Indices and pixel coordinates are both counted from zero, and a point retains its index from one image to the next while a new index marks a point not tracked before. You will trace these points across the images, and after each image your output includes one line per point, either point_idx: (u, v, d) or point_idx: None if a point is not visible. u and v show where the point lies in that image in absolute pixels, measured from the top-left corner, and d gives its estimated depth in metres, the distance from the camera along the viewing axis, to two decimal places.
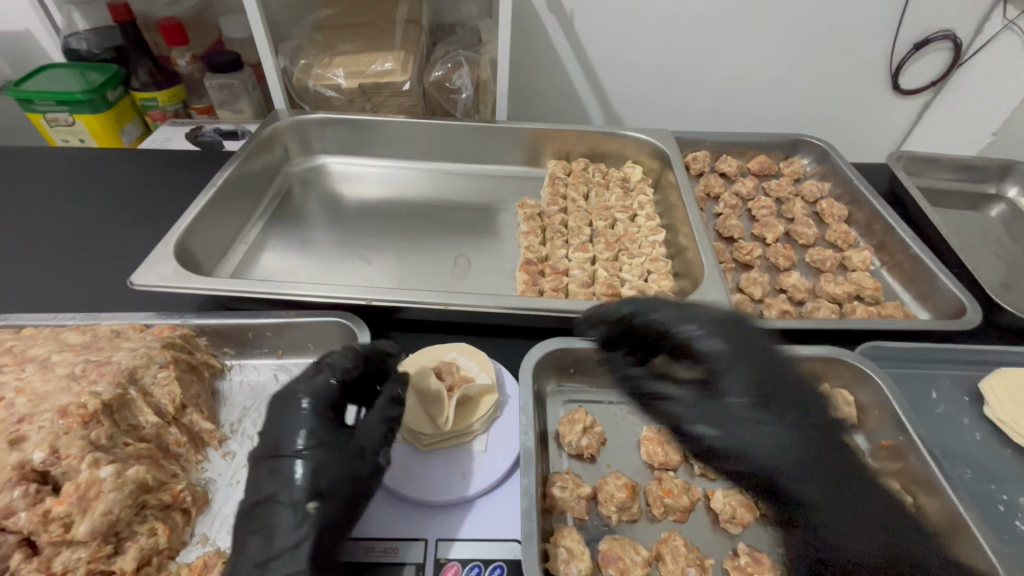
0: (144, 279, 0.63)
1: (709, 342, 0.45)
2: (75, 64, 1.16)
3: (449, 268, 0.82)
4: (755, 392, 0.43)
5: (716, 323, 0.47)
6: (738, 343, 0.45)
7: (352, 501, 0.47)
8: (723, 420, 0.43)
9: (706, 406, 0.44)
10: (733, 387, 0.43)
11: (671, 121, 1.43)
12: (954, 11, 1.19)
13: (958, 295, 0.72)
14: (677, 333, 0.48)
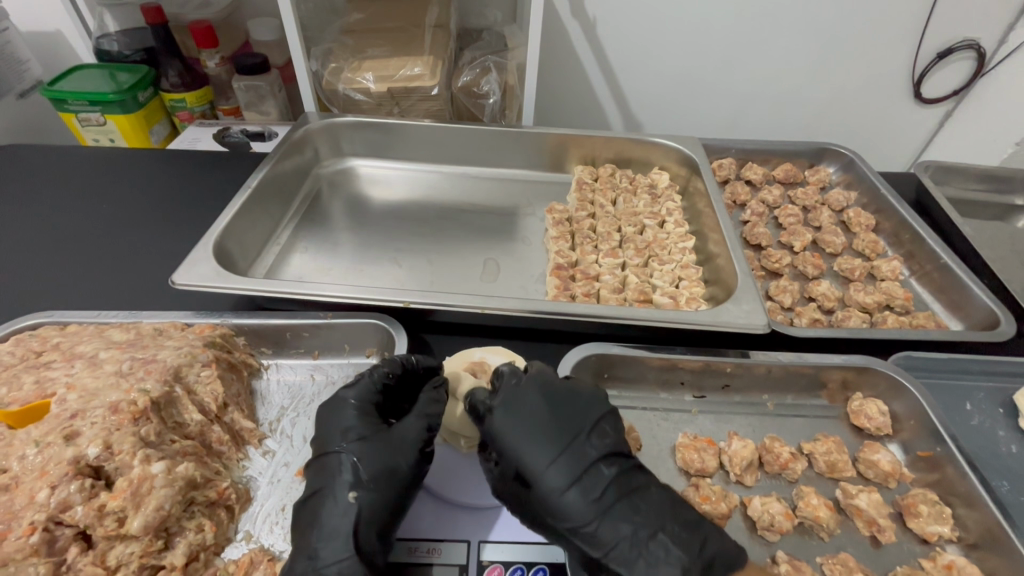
0: (185, 279, 0.65)
1: (509, 430, 0.49)
2: (105, 66, 1.18)
3: (478, 271, 0.83)
4: (559, 473, 0.47)
5: (521, 410, 0.50)
6: (534, 428, 0.49)
7: (394, 491, 0.48)
8: (534, 502, 0.48)
9: (518, 491, 0.49)
10: (539, 471, 0.48)
11: (692, 128, 1.44)
12: (979, 21, 1.18)
13: (990, 307, 0.72)
14: (486, 422, 0.51)
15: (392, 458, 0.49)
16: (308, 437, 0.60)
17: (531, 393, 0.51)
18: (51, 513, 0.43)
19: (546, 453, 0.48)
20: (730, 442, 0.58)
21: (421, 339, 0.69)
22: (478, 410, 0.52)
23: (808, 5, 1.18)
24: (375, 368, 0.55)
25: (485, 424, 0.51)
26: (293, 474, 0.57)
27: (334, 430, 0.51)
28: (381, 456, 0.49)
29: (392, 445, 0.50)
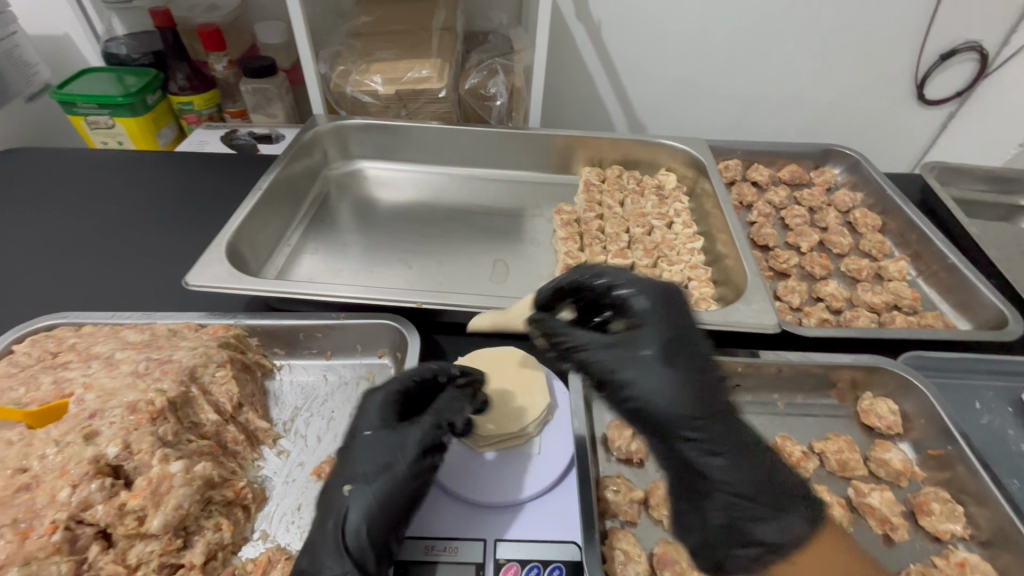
0: (199, 280, 0.65)
1: (643, 292, 0.48)
2: (114, 69, 1.18)
3: (488, 272, 0.83)
4: (681, 350, 0.45)
5: (672, 302, 0.48)
6: (668, 300, 0.48)
7: (392, 499, 0.47)
8: (640, 364, 0.44)
9: (624, 352, 0.46)
10: (657, 338, 0.45)
11: (696, 130, 1.44)
12: (981, 22, 1.19)
13: (998, 306, 0.72)
14: (609, 288, 0.50)
15: (395, 458, 0.48)
16: (323, 437, 0.60)
17: (679, 297, 0.48)
18: (72, 512, 0.44)
19: (673, 322, 0.46)
20: None
21: (432, 340, 0.69)
22: (594, 281, 0.51)
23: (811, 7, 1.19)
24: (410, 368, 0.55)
25: (609, 289, 0.50)
26: (308, 474, 0.57)
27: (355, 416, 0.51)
28: (390, 461, 0.48)
29: (399, 443, 0.49)
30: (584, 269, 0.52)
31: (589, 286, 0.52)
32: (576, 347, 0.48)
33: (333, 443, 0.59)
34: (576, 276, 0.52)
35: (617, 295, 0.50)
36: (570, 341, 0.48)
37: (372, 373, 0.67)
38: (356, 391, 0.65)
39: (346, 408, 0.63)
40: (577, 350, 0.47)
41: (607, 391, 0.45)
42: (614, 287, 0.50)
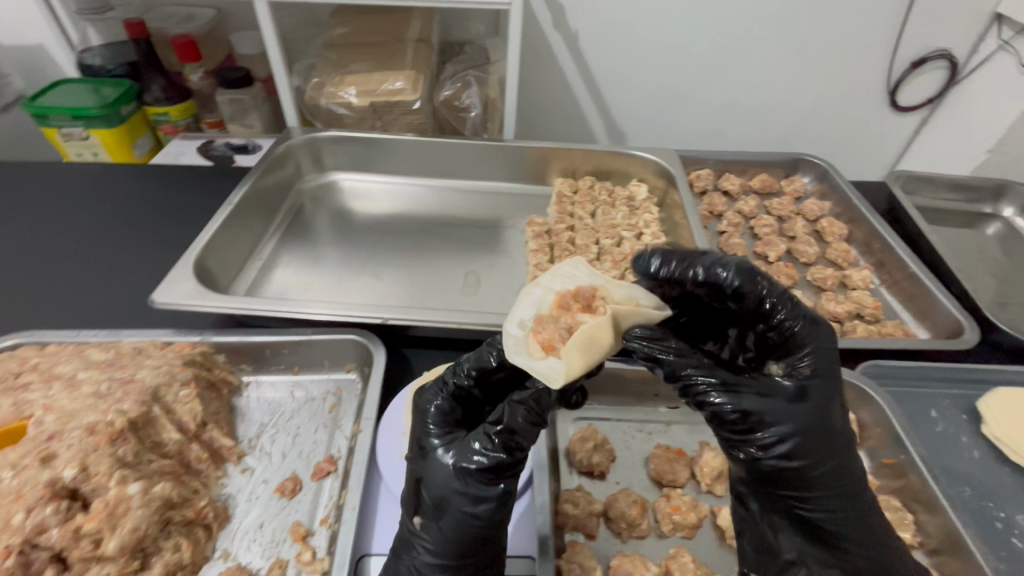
0: (165, 297, 0.65)
1: (810, 338, 0.44)
2: (89, 80, 1.17)
3: (459, 285, 0.84)
4: (828, 405, 0.43)
5: (820, 334, 0.45)
6: (829, 347, 0.44)
7: (458, 520, 0.46)
8: (788, 416, 0.43)
9: (770, 395, 0.43)
10: (811, 391, 0.43)
11: (677, 139, 1.46)
12: (949, 31, 1.22)
13: (956, 317, 0.74)
14: (773, 310, 0.44)
15: (445, 481, 0.47)
16: (288, 453, 0.60)
17: (824, 333, 0.45)
18: (27, 536, 0.44)
19: (827, 372, 0.44)
20: (701, 452, 0.60)
21: (400, 354, 0.70)
22: (756, 295, 0.44)
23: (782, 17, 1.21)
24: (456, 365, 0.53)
25: (773, 310, 0.44)
26: (272, 491, 0.57)
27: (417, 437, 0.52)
28: (443, 477, 0.47)
29: (444, 465, 0.47)
30: (754, 274, 0.44)
31: (748, 296, 0.44)
32: (718, 379, 0.43)
33: (298, 460, 0.60)
34: (739, 279, 0.44)
35: (780, 323, 0.44)
36: (707, 369, 0.43)
37: (339, 388, 0.67)
38: (323, 407, 0.65)
39: (311, 424, 0.63)
40: (717, 383, 0.43)
41: (732, 426, 0.43)
42: (781, 313, 0.44)
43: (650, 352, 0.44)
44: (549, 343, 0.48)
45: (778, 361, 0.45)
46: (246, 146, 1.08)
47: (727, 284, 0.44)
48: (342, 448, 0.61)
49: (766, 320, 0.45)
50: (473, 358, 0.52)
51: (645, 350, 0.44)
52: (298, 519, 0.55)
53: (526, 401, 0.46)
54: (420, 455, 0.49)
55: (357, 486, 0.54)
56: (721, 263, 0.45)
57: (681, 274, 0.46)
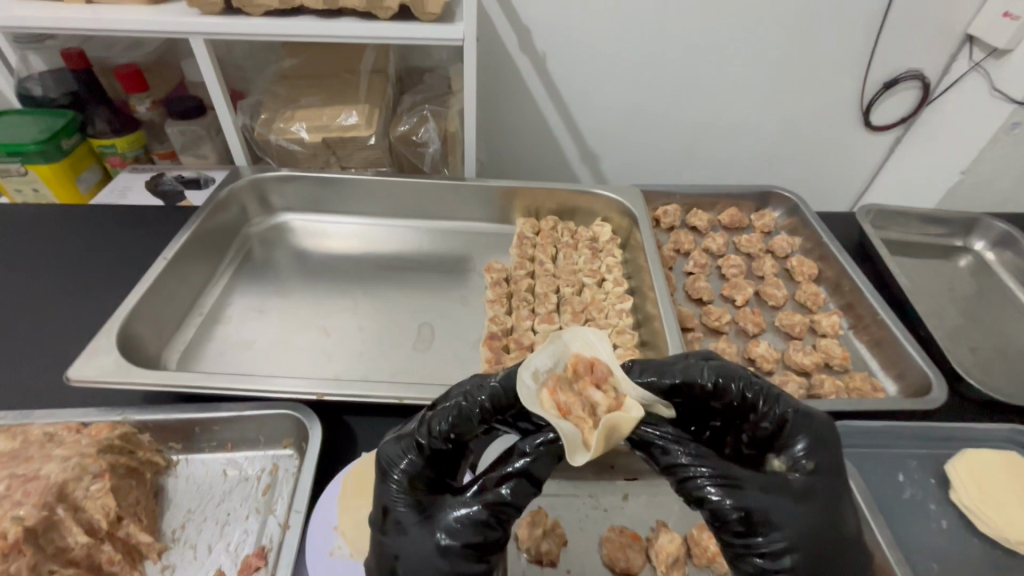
0: (80, 374, 0.61)
1: (805, 427, 0.42)
2: (31, 111, 1.05)
3: (412, 339, 0.80)
4: (836, 504, 0.40)
5: (818, 427, 0.43)
6: (831, 439, 0.42)
7: None
8: (792, 519, 0.38)
9: (775, 491, 0.39)
10: (817, 486, 0.40)
11: (646, 175, 1.36)
12: (922, 51, 1.16)
13: (923, 369, 0.72)
14: (759, 403, 0.43)
15: (429, 563, 0.39)
16: (214, 546, 0.56)
17: (822, 425, 0.43)
18: None
19: (830, 467, 0.41)
20: (657, 535, 0.56)
21: (341, 423, 0.65)
22: (735, 390, 0.43)
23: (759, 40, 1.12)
24: (426, 421, 0.44)
25: (758, 401, 0.43)
26: None
27: (383, 508, 0.43)
28: (423, 562, 0.40)
29: (426, 544, 0.40)
30: (727, 372, 0.44)
31: (728, 393, 0.43)
32: (717, 468, 0.39)
33: (224, 554, 0.56)
34: (716, 378, 0.43)
35: (769, 415, 0.43)
36: (706, 454, 0.39)
37: (276, 466, 0.63)
38: (256, 489, 0.61)
39: (242, 509, 0.59)
40: (717, 472, 0.38)
41: (734, 525, 0.38)
42: (765, 405, 0.43)
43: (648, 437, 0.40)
44: (567, 406, 0.39)
45: (777, 454, 0.42)
46: (195, 181, 1.03)
47: (706, 386, 0.43)
48: (273, 537, 0.57)
49: (754, 415, 0.43)
50: (452, 414, 0.43)
51: (647, 435, 0.40)
52: None
53: (527, 467, 0.40)
54: (393, 529, 0.41)
55: None
56: (697, 366, 0.44)
57: (665, 386, 0.44)
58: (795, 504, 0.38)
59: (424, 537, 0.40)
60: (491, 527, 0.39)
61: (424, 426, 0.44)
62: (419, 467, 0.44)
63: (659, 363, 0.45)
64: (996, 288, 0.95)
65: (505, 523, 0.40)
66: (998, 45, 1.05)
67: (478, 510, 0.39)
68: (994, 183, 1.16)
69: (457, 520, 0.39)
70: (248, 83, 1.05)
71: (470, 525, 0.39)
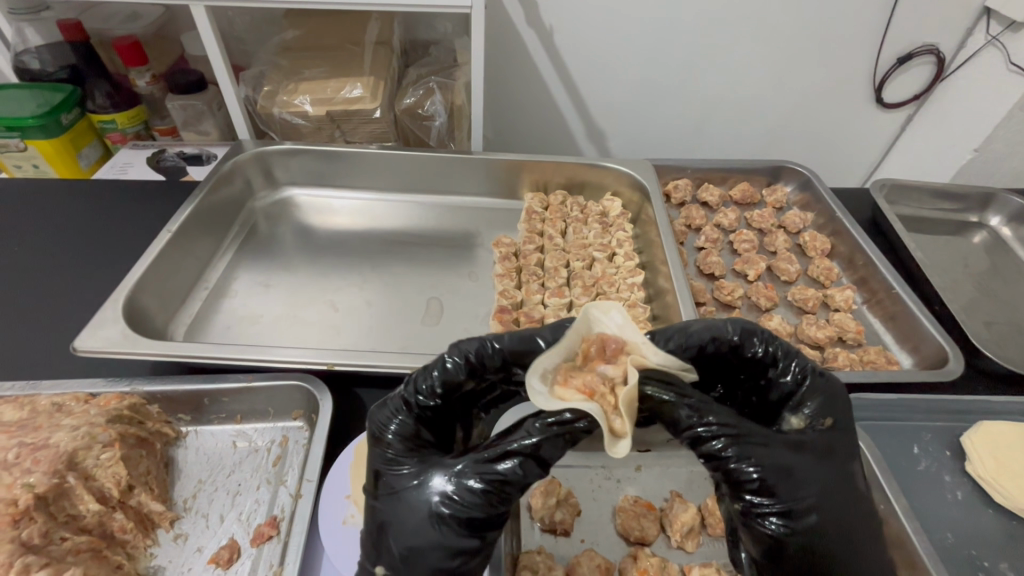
0: (88, 345, 0.60)
1: (822, 387, 0.43)
2: (26, 85, 1.00)
3: (421, 313, 0.79)
4: (847, 463, 0.41)
5: (833, 388, 0.43)
6: (842, 400, 0.43)
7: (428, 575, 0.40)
8: (810, 476, 0.39)
9: (792, 452, 0.39)
10: (830, 444, 0.41)
11: (657, 152, 1.32)
12: (940, 25, 1.10)
13: (939, 342, 0.71)
14: (777, 359, 0.44)
15: (422, 530, 0.39)
16: (226, 515, 0.56)
17: (836, 385, 0.44)
18: None
19: (841, 426, 0.42)
20: (672, 505, 0.56)
21: (351, 394, 0.64)
22: (758, 345, 0.44)
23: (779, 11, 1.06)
24: (413, 381, 0.45)
25: (777, 357, 0.44)
26: (205, 562, 0.53)
27: (376, 470, 0.43)
28: (414, 529, 0.39)
29: (419, 512, 0.39)
30: (751, 328, 0.45)
31: (751, 349, 0.44)
32: (735, 430, 0.38)
33: (236, 523, 0.55)
34: (741, 333, 0.44)
35: (788, 372, 0.43)
36: (725, 417, 0.38)
37: (286, 437, 0.62)
38: (266, 460, 0.60)
39: (253, 480, 0.59)
40: (736, 434, 0.38)
41: (751, 487, 0.38)
42: (784, 361, 0.43)
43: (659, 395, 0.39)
44: (586, 388, 0.38)
45: (792, 411, 0.43)
46: (198, 156, 1.01)
47: (731, 341, 0.44)
48: (285, 507, 0.56)
49: (773, 370, 0.44)
50: (439, 371, 0.44)
51: (670, 400, 0.39)
52: None
53: (532, 450, 0.38)
54: (388, 494, 0.41)
55: (295, 560, 0.49)
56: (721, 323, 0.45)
57: (693, 349, 0.44)
58: (811, 462, 0.39)
59: (418, 504, 0.40)
60: (491, 503, 0.39)
61: (413, 385, 0.44)
62: (415, 432, 0.44)
63: (682, 325, 0.45)
64: (1011, 263, 0.93)
65: (502, 500, 0.39)
66: (1016, 18, 0.99)
67: (475, 483, 0.38)
68: (1009, 161, 1.11)
69: (454, 490, 0.39)
70: (249, 57, 1.03)
71: (466, 496, 0.38)
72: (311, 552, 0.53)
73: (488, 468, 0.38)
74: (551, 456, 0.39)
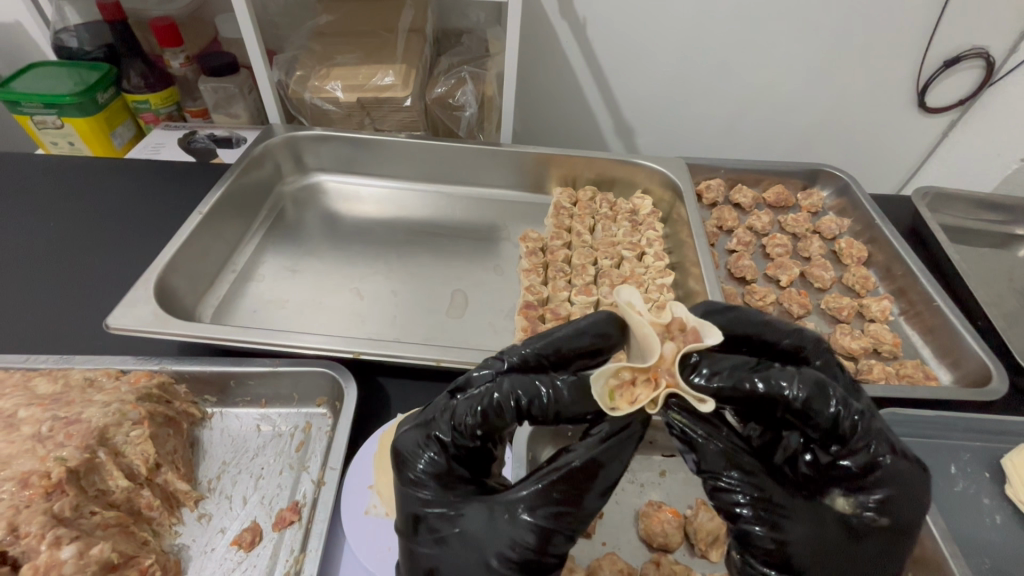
0: (120, 323, 0.61)
1: (892, 479, 0.40)
2: (63, 63, 1.01)
3: (445, 305, 0.78)
4: (879, 560, 0.40)
5: (897, 484, 0.40)
6: (915, 498, 0.40)
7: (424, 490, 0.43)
8: (805, 540, 0.40)
9: (818, 535, 0.40)
10: (875, 539, 0.40)
11: (687, 151, 1.28)
12: (992, 27, 1.02)
13: (982, 359, 0.68)
14: (849, 436, 0.39)
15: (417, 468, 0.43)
16: (249, 498, 0.56)
17: (915, 481, 0.40)
18: None
19: (899, 525, 0.40)
20: (697, 512, 0.55)
21: (375, 382, 0.64)
22: (829, 414, 0.39)
23: (825, 8, 1.02)
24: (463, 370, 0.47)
25: (851, 434, 0.39)
26: (228, 543, 0.53)
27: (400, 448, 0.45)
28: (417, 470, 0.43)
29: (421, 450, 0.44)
30: (824, 387, 0.40)
31: (820, 414, 0.39)
32: (762, 495, 0.40)
33: (259, 506, 0.56)
34: (807, 396, 0.39)
35: (856, 453, 0.40)
36: (759, 480, 0.40)
37: (309, 424, 0.63)
38: (289, 445, 0.61)
39: (276, 464, 0.59)
40: (764, 500, 0.40)
41: (761, 549, 0.40)
42: (854, 443, 0.40)
43: (690, 435, 0.41)
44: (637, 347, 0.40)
45: (845, 493, 0.41)
46: (228, 139, 1.01)
47: (794, 402, 0.40)
48: (307, 494, 0.57)
49: (840, 444, 0.40)
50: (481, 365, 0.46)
51: (699, 441, 0.41)
52: None
53: (507, 401, 0.42)
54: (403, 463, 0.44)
55: (317, 548, 0.49)
56: (787, 376, 0.40)
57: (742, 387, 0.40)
58: (818, 526, 0.40)
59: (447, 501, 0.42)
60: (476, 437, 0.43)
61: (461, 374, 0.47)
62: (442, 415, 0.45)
63: (734, 365, 0.40)
64: None
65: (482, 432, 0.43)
66: None
67: (461, 421, 0.43)
68: None
69: (447, 428, 0.43)
70: (282, 41, 1.03)
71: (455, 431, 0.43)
72: (332, 541, 0.53)
73: (472, 408, 0.42)
74: (538, 415, 0.42)
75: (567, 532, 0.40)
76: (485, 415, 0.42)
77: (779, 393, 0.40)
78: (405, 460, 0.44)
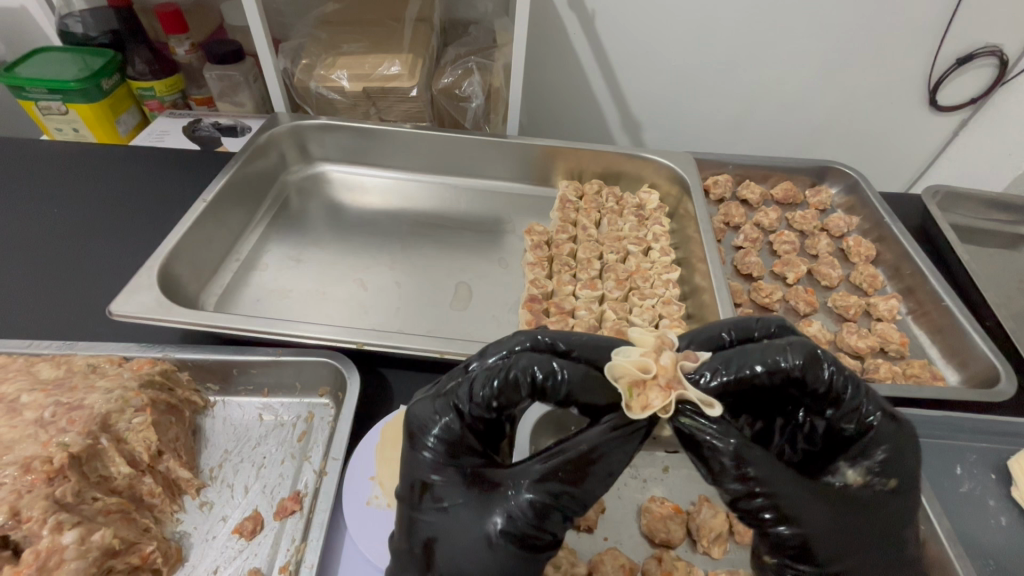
0: (123, 310, 0.60)
1: (886, 437, 0.40)
2: (66, 49, 1.00)
3: (449, 298, 0.78)
4: (890, 526, 0.40)
5: (890, 442, 0.40)
6: (909, 454, 0.41)
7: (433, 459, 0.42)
8: (829, 529, 0.39)
9: (834, 519, 0.39)
10: (886, 505, 0.40)
11: (694, 146, 1.27)
12: (1007, 25, 1.01)
13: (991, 360, 0.67)
14: (843, 396, 0.40)
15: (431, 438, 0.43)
16: (250, 487, 0.56)
17: (904, 433, 0.41)
18: None
19: (903, 487, 0.40)
20: (699, 509, 0.54)
21: (377, 373, 0.64)
22: (825, 379, 0.39)
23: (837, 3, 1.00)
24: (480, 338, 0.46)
25: (845, 395, 0.40)
26: (229, 531, 0.53)
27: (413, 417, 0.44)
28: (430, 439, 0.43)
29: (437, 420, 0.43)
30: (816, 354, 0.40)
31: (816, 381, 0.39)
32: (779, 494, 0.38)
33: (260, 495, 0.56)
34: (804, 362, 0.39)
35: (849, 418, 0.41)
36: (773, 478, 0.38)
37: (311, 414, 0.62)
38: (291, 435, 0.61)
39: (277, 453, 0.59)
40: (781, 498, 0.38)
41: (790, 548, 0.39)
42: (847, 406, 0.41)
43: (695, 431, 0.38)
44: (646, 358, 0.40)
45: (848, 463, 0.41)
46: (233, 128, 1.01)
47: (794, 371, 0.39)
48: (309, 483, 0.56)
49: (834, 407, 0.41)
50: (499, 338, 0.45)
51: (715, 442, 0.38)
52: (256, 565, 0.51)
53: (525, 378, 0.41)
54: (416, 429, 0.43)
55: (317, 537, 0.49)
56: (779, 349, 0.40)
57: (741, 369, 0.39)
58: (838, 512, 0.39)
59: (453, 470, 0.42)
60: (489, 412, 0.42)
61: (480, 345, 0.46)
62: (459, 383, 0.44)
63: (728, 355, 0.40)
64: None
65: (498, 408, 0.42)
66: None
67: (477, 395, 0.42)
68: None
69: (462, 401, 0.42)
70: (287, 29, 1.02)
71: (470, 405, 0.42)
72: (333, 531, 0.53)
73: (489, 383, 0.41)
74: (551, 395, 0.41)
75: (569, 513, 0.39)
76: (504, 388, 0.41)
77: (776, 363, 0.39)
78: (419, 430, 0.43)
